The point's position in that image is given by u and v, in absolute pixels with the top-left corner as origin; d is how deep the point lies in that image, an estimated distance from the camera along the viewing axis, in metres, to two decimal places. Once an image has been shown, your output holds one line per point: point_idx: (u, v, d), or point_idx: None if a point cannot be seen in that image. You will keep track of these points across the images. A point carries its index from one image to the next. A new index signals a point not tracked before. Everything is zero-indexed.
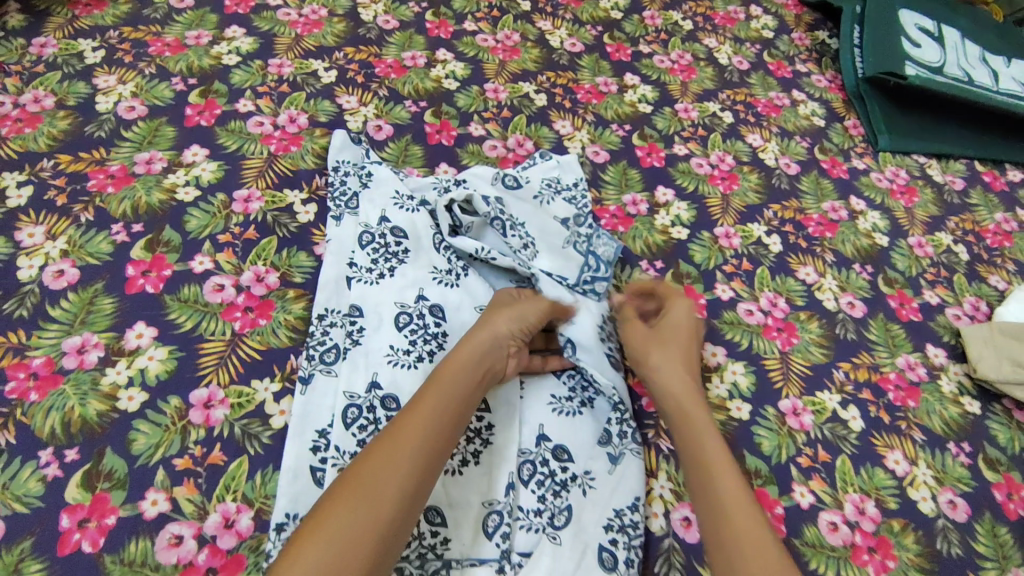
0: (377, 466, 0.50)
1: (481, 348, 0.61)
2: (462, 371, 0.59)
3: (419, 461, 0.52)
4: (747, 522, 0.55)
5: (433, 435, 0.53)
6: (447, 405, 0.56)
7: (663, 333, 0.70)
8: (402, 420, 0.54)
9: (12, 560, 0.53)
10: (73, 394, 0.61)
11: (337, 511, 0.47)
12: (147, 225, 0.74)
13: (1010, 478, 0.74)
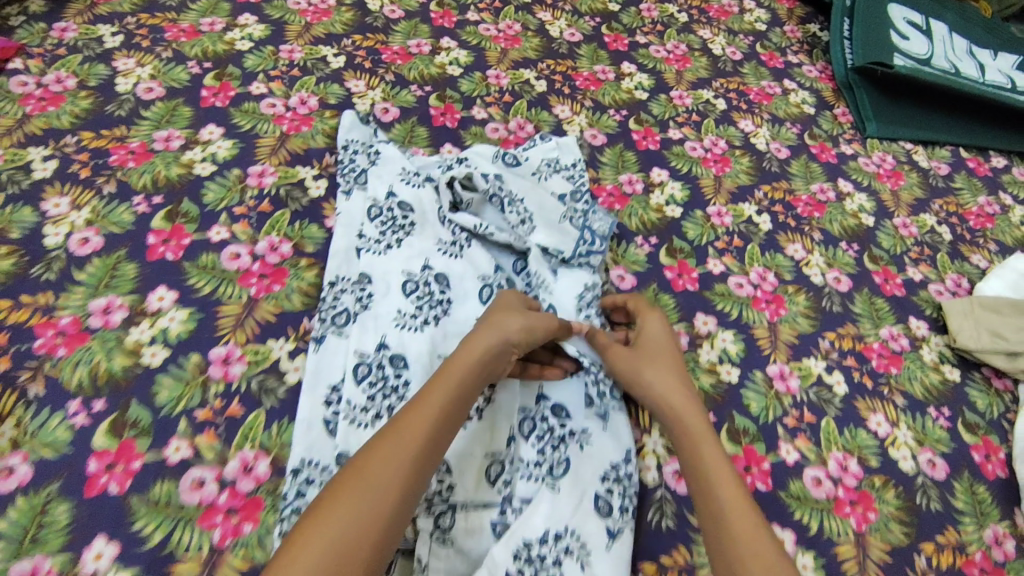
0: (377, 461, 0.51)
1: (486, 345, 0.62)
2: (465, 369, 0.60)
3: (418, 456, 0.52)
4: (751, 525, 0.55)
5: (433, 431, 0.54)
6: (449, 400, 0.57)
7: (647, 350, 0.69)
8: (403, 417, 0.55)
9: (41, 501, 0.57)
10: (99, 350, 0.65)
11: (337, 505, 0.48)
12: (166, 197, 0.77)
13: (987, 440, 0.78)
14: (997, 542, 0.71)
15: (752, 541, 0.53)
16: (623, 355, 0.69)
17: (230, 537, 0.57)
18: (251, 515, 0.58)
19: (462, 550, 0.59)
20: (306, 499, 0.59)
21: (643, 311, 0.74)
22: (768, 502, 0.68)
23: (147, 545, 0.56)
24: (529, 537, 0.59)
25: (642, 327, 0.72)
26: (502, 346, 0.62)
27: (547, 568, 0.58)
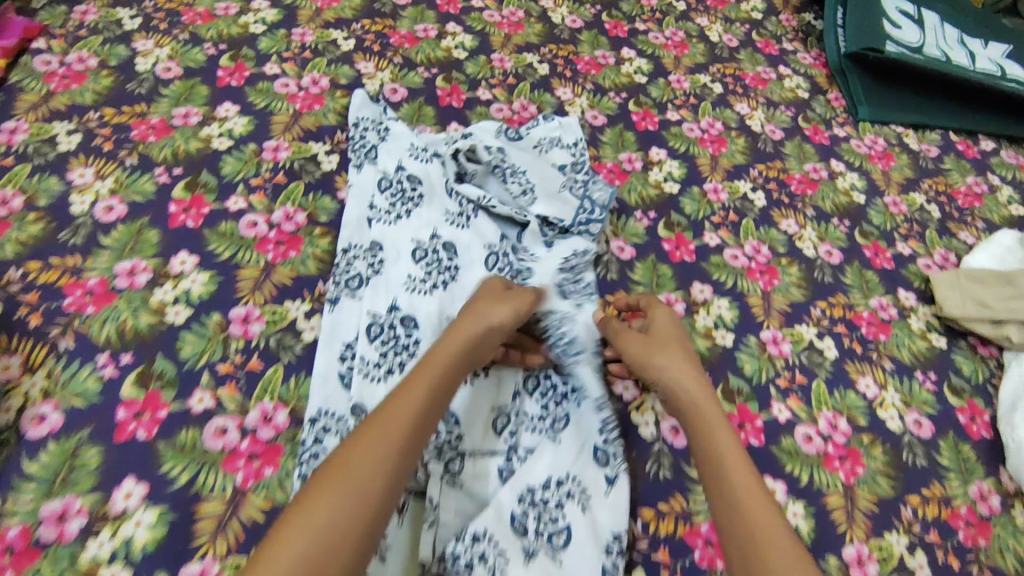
0: (363, 448, 0.50)
1: (469, 332, 0.62)
2: (449, 356, 0.60)
3: (404, 441, 0.52)
4: (764, 513, 0.54)
5: (419, 416, 0.54)
6: (435, 386, 0.57)
7: (658, 336, 0.69)
8: (389, 403, 0.55)
9: (72, 445, 0.60)
10: (125, 309, 0.68)
11: (322, 493, 0.47)
12: (186, 169, 0.81)
13: (973, 403, 0.82)
14: (981, 497, 0.74)
15: (765, 528, 0.53)
16: (634, 341, 0.69)
17: (252, 480, 0.61)
18: (271, 460, 0.62)
19: (471, 492, 0.63)
20: (323, 446, 0.62)
21: (651, 302, 0.74)
22: (760, 456, 0.71)
23: (174, 486, 0.59)
24: (533, 482, 0.63)
25: (653, 318, 0.72)
26: (485, 334, 0.63)
27: (550, 511, 0.61)
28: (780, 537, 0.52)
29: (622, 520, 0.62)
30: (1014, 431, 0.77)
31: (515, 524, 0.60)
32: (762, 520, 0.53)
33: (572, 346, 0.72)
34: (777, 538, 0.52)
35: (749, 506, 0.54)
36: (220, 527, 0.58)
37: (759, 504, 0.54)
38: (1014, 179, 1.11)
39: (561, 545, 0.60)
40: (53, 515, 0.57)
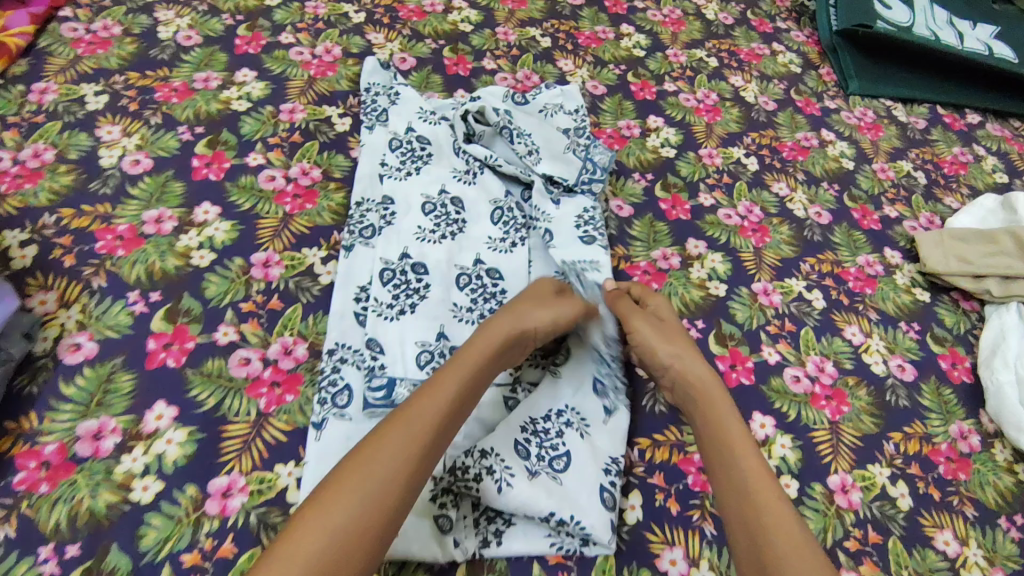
0: (383, 446, 0.51)
1: (501, 336, 0.64)
2: (477, 358, 0.61)
3: (427, 443, 0.53)
4: (774, 498, 0.56)
5: (443, 418, 0.55)
6: (460, 388, 0.58)
7: (667, 324, 0.71)
8: (414, 402, 0.56)
9: (106, 372, 0.64)
10: (153, 252, 0.73)
11: (340, 489, 0.49)
12: (208, 128, 0.85)
13: (954, 351, 0.86)
14: (962, 436, 0.78)
15: (777, 513, 0.55)
16: (645, 327, 0.71)
17: (275, 405, 0.65)
18: (292, 388, 0.66)
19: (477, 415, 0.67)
20: (341, 374, 0.67)
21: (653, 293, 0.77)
22: (750, 393, 0.76)
23: (202, 409, 0.63)
24: (535, 414, 0.67)
25: (659, 306, 0.74)
26: (514, 338, 0.65)
27: (550, 438, 0.65)
28: (790, 522, 0.54)
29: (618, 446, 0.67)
30: (993, 375, 0.81)
31: (518, 448, 0.64)
32: (772, 503, 0.56)
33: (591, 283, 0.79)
34: (787, 525, 0.54)
35: (760, 491, 0.57)
36: (245, 446, 0.62)
37: (768, 490, 0.57)
38: (999, 150, 1.16)
39: (561, 469, 0.64)
40: (89, 433, 0.60)
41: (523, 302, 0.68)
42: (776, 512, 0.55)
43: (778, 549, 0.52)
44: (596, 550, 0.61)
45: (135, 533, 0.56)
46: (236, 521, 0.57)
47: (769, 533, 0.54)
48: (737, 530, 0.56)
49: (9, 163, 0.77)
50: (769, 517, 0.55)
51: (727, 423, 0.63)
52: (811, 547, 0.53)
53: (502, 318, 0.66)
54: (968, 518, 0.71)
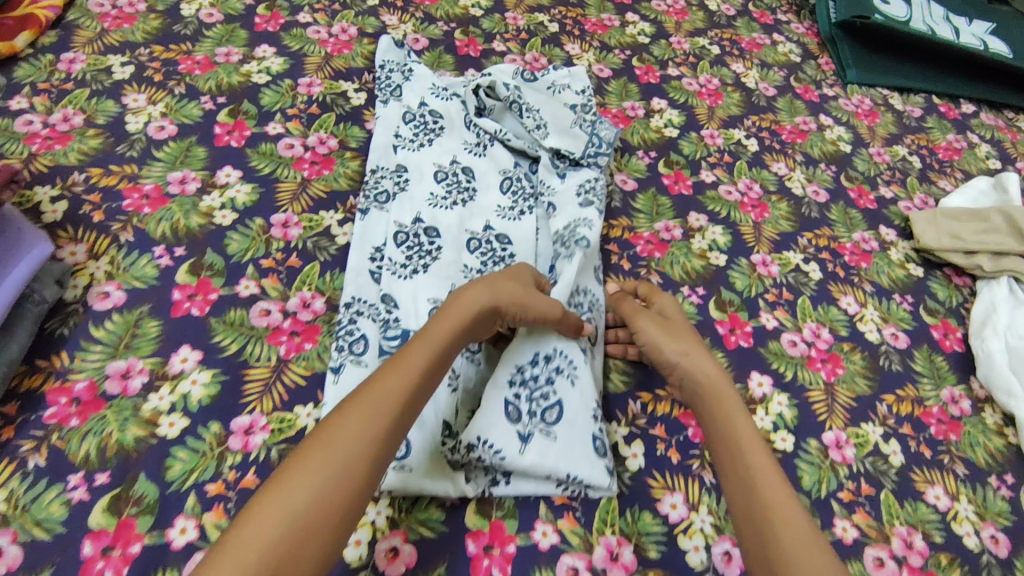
0: (347, 422, 0.50)
1: (475, 309, 0.62)
2: (448, 332, 0.60)
3: (394, 420, 0.52)
4: (784, 499, 0.56)
5: (411, 395, 0.54)
6: (429, 362, 0.57)
7: (673, 322, 0.71)
8: (380, 378, 0.54)
9: (134, 318, 0.67)
10: (178, 211, 0.76)
11: (299, 468, 0.47)
12: (229, 99, 0.89)
13: (946, 322, 0.89)
14: (953, 400, 0.81)
15: (789, 514, 0.54)
16: (651, 326, 0.70)
17: (294, 352, 0.68)
18: (311, 337, 0.69)
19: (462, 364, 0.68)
20: (357, 326, 0.70)
21: (661, 293, 0.76)
22: (748, 355, 0.79)
23: (225, 354, 0.66)
24: (522, 361, 0.68)
25: (666, 305, 0.74)
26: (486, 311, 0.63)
27: (540, 387, 0.67)
28: (801, 523, 0.54)
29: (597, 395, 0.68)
30: (984, 344, 0.84)
31: (509, 411, 0.65)
32: (781, 504, 0.55)
33: (581, 242, 0.79)
34: (795, 526, 0.53)
35: (770, 492, 0.56)
36: (266, 388, 0.65)
37: (779, 492, 0.56)
38: (992, 138, 1.19)
39: (554, 420, 0.65)
40: (118, 373, 0.63)
41: (496, 275, 0.66)
42: (785, 513, 0.54)
43: (787, 551, 0.52)
44: (600, 493, 0.64)
45: (162, 464, 0.59)
46: (258, 456, 0.61)
47: (779, 536, 0.53)
48: (746, 532, 0.55)
49: (40, 126, 0.81)
50: (778, 517, 0.54)
51: (738, 424, 0.62)
52: (824, 550, 0.52)
53: (474, 289, 0.63)
54: (959, 475, 0.74)
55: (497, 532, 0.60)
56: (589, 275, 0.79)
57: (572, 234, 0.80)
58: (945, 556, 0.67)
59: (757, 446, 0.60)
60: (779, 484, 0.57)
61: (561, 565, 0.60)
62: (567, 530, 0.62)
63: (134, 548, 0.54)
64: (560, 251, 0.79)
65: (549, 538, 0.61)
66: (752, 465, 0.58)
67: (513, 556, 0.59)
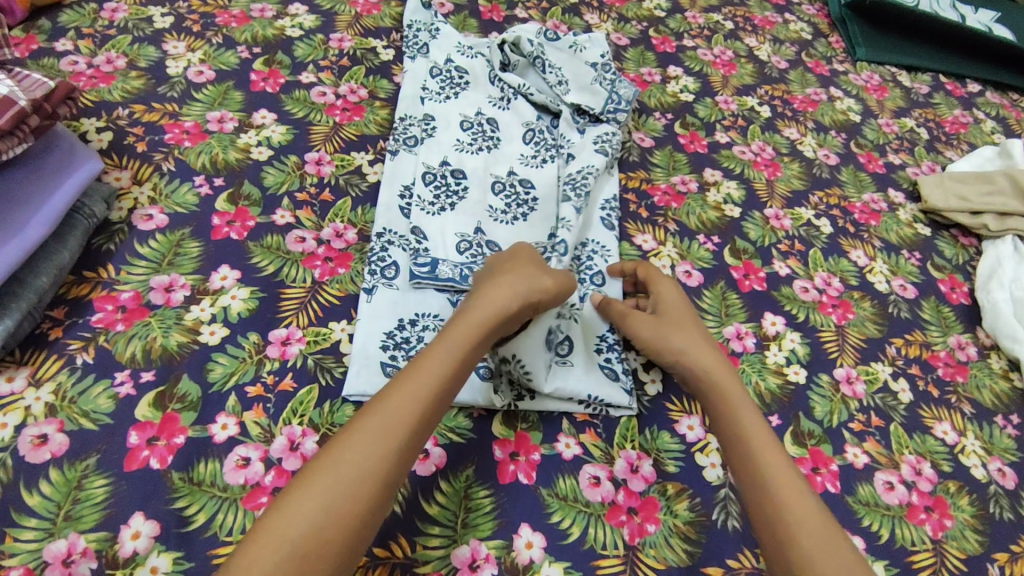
0: (353, 442, 0.48)
1: (499, 312, 0.58)
2: (463, 337, 0.56)
3: (401, 438, 0.49)
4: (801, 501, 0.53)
5: (420, 413, 0.51)
6: (445, 375, 0.53)
7: (666, 317, 0.67)
8: (388, 394, 0.51)
9: (176, 239, 0.70)
10: (217, 146, 0.79)
11: (299, 492, 0.45)
12: (264, 49, 0.92)
13: (953, 277, 0.92)
14: (959, 346, 0.83)
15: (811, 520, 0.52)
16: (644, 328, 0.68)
17: (328, 275, 0.71)
18: (344, 263, 0.73)
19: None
20: (389, 254, 0.73)
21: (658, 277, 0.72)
22: (762, 297, 0.82)
23: (262, 274, 0.69)
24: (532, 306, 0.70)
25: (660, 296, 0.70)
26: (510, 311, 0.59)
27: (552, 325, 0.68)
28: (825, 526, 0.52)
29: (604, 324, 0.72)
30: (989, 295, 0.87)
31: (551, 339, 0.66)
32: (798, 509, 0.52)
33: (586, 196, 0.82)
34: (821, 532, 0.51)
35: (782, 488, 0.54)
36: (303, 305, 0.68)
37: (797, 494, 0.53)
38: (997, 115, 1.22)
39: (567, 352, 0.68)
40: (161, 286, 0.66)
41: (513, 270, 0.63)
42: (800, 510, 0.52)
43: (811, 559, 0.49)
44: (621, 411, 0.67)
45: (203, 367, 0.62)
46: (295, 363, 0.64)
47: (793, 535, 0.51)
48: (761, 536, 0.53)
49: (85, 66, 0.84)
50: (795, 522, 0.52)
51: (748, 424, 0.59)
52: (844, 551, 0.50)
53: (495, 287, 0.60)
54: (966, 414, 0.76)
55: (523, 442, 0.63)
56: (595, 224, 0.83)
57: (586, 180, 0.84)
58: (953, 484, 0.69)
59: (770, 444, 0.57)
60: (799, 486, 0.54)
61: (584, 473, 0.62)
62: (589, 443, 0.64)
63: (178, 439, 0.57)
64: (570, 196, 0.82)
65: (572, 450, 0.63)
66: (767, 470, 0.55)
67: (538, 464, 0.62)
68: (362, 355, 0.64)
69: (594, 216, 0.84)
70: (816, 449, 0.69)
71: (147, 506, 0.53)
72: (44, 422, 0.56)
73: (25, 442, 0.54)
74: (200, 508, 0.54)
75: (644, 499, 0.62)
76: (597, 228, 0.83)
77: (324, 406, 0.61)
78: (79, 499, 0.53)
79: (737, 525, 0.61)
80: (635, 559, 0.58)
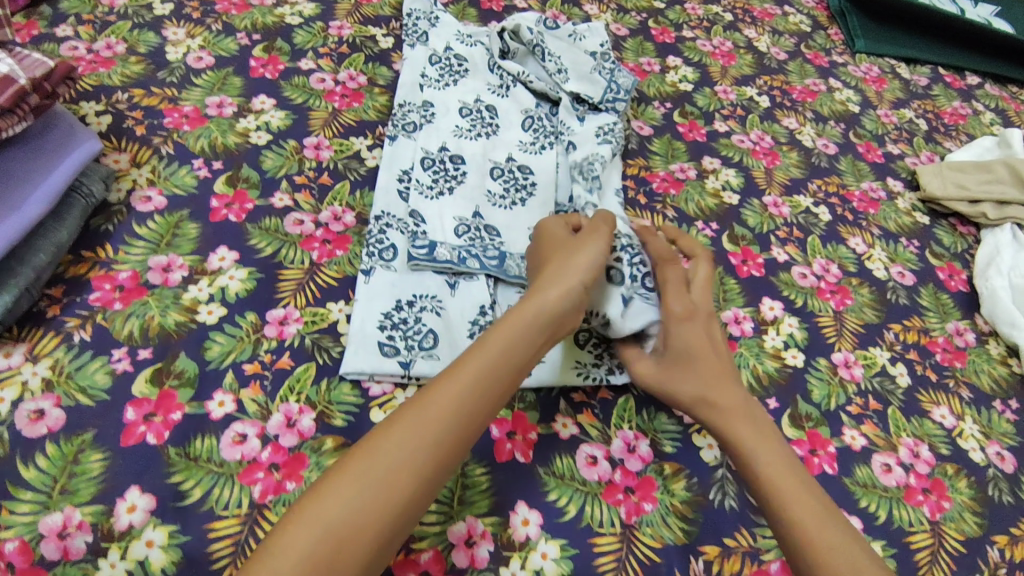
0: (392, 434, 0.48)
1: (544, 306, 0.58)
2: (510, 333, 0.55)
3: (440, 434, 0.49)
4: (829, 524, 0.53)
5: (461, 409, 0.50)
6: (488, 370, 0.53)
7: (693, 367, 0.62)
8: (433, 387, 0.51)
9: (174, 220, 0.70)
10: (216, 130, 0.79)
11: (336, 480, 0.45)
12: (264, 36, 0.92)
13: (951, 265, 0.91)
14: (958, 333, 0.83)
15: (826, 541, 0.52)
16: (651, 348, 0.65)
17: (326, 257, 0.71)
18: (342, 245, 0.73)
19: (480, 266, 0.70)
20: (387, 236, 0.73)
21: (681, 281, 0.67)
22: (760, 283, 0.82)
23: (260, 255, 0.69)
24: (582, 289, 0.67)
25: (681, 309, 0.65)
26: (580, 284, 0.60)
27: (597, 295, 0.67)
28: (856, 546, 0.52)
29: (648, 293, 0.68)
30: (988, 282, 0.87)
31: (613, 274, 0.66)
32: (826, 530, 0.52)
33: (596, 181, 0.81)
34: (845, 549, 0.51)
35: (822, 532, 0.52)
36: (300, 287, 0.68)
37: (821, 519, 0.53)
38: (996, 108, 1.22)
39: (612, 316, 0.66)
40: (159, 266, 0.66)
41: (559, 262, 0.62)
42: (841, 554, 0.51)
43: None
44: (622, 380, 0.67)
45: (200, 345, 0.62)
46: (293, 342, 0.64)
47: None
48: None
49: (85, 52, 0.84)
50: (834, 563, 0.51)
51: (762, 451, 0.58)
52: None
53: (566, 260, 0.62)
54: (964, 398, 0.76)
55: (520, 421, 0.63)
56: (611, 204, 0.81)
57: (588, 169, 0.82)
58: (951, 467, 0.69)
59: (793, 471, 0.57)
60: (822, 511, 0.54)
61: (581, 453, 0.62)
62: (586, 423, 0.64)
63: (175, 415, 0.57)
64: (578, 179, 0.81)
65: (569, 430, 0.63)
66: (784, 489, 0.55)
67: (535, 443, 0.62)
68: (360, 335, 0.64)
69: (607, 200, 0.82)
70: (813, 431, 0.69)
71: (144, 480, 0.53)
72: (41, 397, 0.56)
73: (21, 417, 0.55)
74: (197, 484, 0.54)
75: (641, 478, 0.62)
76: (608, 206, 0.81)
77: (321, 383, 0.61)
78: (75, 473, 0.53)
79: (733, 504, 0.62)
80: (631, 537, 0.58)
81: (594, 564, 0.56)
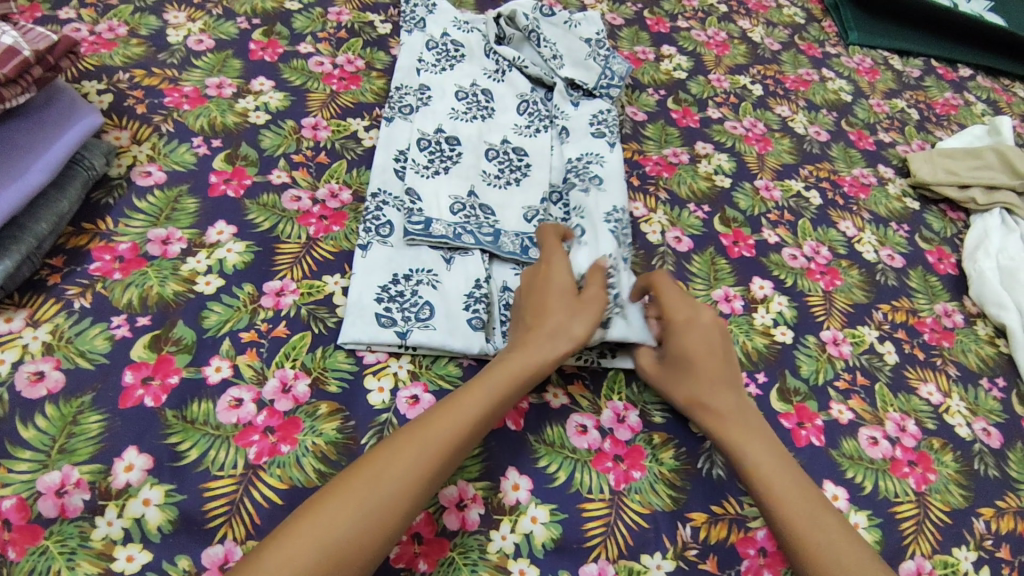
0: (395, 458, 0.49)
1: (534, 365, 0.59)
2: (503, 381, 0.57)
3: (437, 466, 0.50)
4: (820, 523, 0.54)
5: (458, 443, 0.52)
6: (487, 410, 0.55)
7: (693, 367, 0.62)
8: (435, 418, 0.53)
9: (173, 195, 0.71)
10: (215, 109, 0.81)
11: (338, 496, 0.46)
12: (264, 21, 0.94)
13: (941, 249, 0.93)
14: (946, 313, 0.84)
15: (826, 554, 0.52)
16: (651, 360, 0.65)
17: (323, 233, 0.72)
18: (339, 221, 0.74)
19: (475, 242, 0.71)
20: (384, 214, 0.74)
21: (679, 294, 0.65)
22: (750, 263, 0.83)
23: (258, 229, 0.71)
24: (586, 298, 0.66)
25: (677, 318, 0.63)
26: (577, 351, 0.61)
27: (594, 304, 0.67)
28: (855, 547, 0.52)
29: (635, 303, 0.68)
30: (976, 264, 0.88)
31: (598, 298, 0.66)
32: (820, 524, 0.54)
33: (594, 179, 0.81)
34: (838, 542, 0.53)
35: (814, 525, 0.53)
36: (296, 260, 0.69)
37: (817, 527, 0.53)
38: (987, 99, 1.24)
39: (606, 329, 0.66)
40: (158, 239, 0.67)
41: (556, 317, 0.61)
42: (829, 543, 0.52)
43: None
44: (613, 364, 0.67)
45: (198, 314, 0.63)
46: (289, 312, 0.65)
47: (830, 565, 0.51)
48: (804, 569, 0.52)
49: (87, 33, 0.86)
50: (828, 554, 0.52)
51: (755, 459, 0.57)
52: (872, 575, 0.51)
53: (567, 318, 0.61)
54: (951, 376, 0.77)
55: None
56: (618, 192, 0.81)
57: (585, 170, 0.82)
58: (937, 441, 0.71)
59: (788, 475, 0.57)
60: (819, 514, 0.54)
61: (571, 422, 0.63)
62: (576, 394, 0.65)
63: (172, 379, 0.58)
64: (573, 180, 0.81)
65: (560, 400, 0.64)
66: (780, 499, 0.55)
67: (526, 412, 0.63)
68: (357, 307, 0.65)
69: (609, 186, 0.82)
70: (802, 405, 0.70)
71: (141, 440, 0.54)
72: (41, 360, 0.57)
73: (22, 378, 0.56)
74: (194, 444, 0.55)
75: (630, 447, 0.63)
76: (609, 193, 0.80)
77: (316, 351, 0.63)
78: (74, 433, 0.54)
79: (721, 473, 0.63)
80: (620, 503, 0.59)
81: (583, 529, 0.57)
